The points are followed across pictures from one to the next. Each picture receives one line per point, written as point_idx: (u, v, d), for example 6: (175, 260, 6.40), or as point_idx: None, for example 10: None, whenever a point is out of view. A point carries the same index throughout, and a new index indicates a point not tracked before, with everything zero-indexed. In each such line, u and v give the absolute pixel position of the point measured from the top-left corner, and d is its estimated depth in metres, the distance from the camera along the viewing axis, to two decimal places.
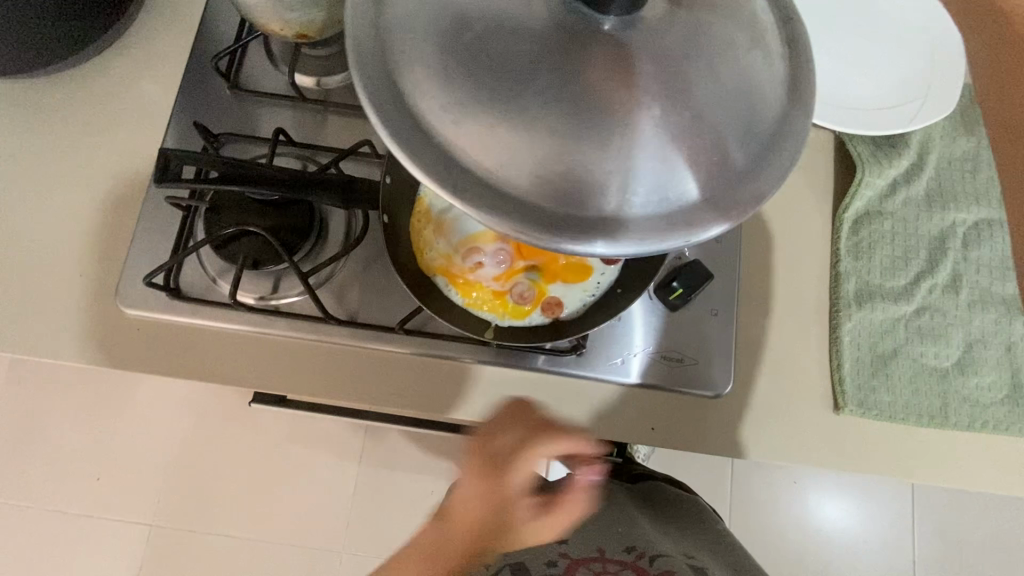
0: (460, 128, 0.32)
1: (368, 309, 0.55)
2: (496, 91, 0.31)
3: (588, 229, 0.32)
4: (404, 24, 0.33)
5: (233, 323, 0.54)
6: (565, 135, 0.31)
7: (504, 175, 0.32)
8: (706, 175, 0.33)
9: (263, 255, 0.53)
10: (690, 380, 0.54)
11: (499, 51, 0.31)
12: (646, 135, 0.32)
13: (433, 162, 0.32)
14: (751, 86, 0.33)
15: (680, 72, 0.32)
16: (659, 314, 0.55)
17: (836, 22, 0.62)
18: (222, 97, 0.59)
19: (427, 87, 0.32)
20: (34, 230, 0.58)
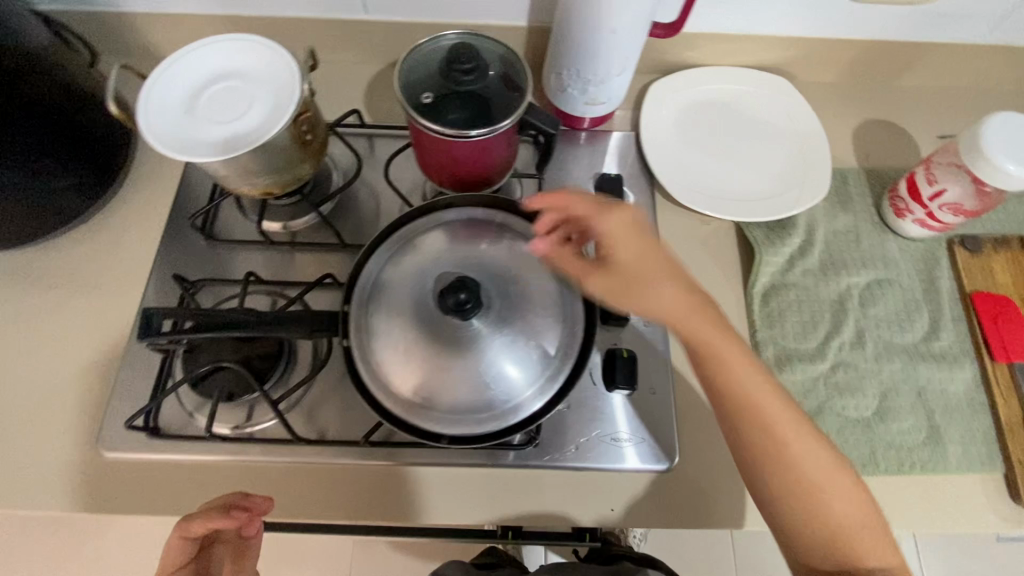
0: (425, 387, 0.52)
1: (338, 426, 0.59)
2: (432, 358, 0.52)
3: (483, 425, 0.52)
4: (372, 340, 0.54)
5: (208, 454, 0.58)
6: (478, 370, 0.51)
7: (458, 402, 0.51)
8: (549, 349, 0.53)
9: (235, 388, 0.58)
10: (637, 460, 0.58)
11: (422, 332, 0.53)
12: (515, 350, 0.52)
13: (418, 412, 0.52)
14: (544, 294, 0.55)
15: (510, 311, 0.53)
16: (605, 399, 0.60)
17: (718, 131, 0.75)
18: (199, 247, 0.67)
19: (394, 369, 0.52)
20: (19, 388, 0.62)
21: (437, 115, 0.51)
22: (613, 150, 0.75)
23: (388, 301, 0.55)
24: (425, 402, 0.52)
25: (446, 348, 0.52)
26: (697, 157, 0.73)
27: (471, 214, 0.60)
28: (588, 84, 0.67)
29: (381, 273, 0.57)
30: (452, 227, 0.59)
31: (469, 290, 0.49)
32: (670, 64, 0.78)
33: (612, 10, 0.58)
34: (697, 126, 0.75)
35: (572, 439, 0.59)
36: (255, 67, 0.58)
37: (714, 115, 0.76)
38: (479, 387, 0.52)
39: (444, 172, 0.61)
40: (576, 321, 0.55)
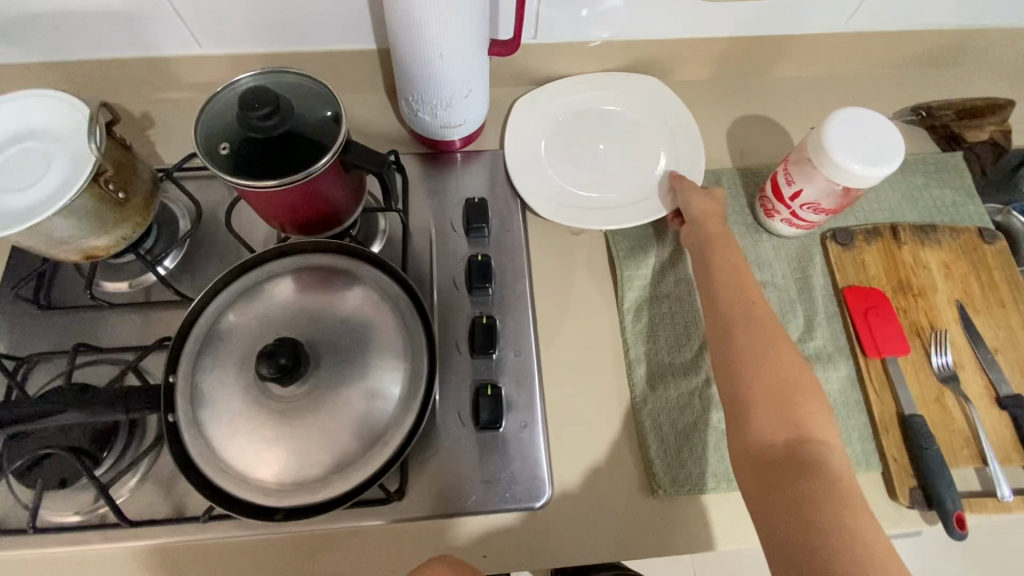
0: (266, 464, 0.48)
1: (191, 499, 0.56)
2: (270, 430, 0.48)
3: (323, 492, 0.48)
4: (205, 419, 0.49)
5: (44, 546, 0.54)
6: (320, 434, 0.48)
7: (305, 472, 0.48)
8: (393, 395, 0.50)
9: (66, 471, 0.54)
10: (505, 499, 0.57)
11: (256, 403, 0.49)
12: (357, 403, 0.49)
13: (258, 489, 0.48)
14: (381, 336, 0.52)
15: (345, 362, 0.50)
16: (472, 440, 0.58)
17: (586, 138, 0.73)
18: (33, 317, 0.62)
19: (232, 446, 0.48)
20: None
21: (254, 170, 0.48)
22: (480, 171, 0.72)
23: (220, 373, 0.51)
24: (268, 479, 0.48)
25: (277, 415, 0.48)
26: (567, 167, 0.71)
27: (308, 261, 0.56)
28: (437, 110, 0.64)
29: (213, 336, 0.53)
30: (289, 277, 0.55)
31: (285, 351, 0.46)
32: (536, 75, 0.76)
33: (435, 42, 0.55)
34: (565, 136, 0.73)
35: (438, 485, 0.57)
36: (53, 121, 0.54)
37: (582, 123, 0.74)
38: (315, 453, 0.48)
39: (284, 220, 0.58)
40: (422, 363, 0.51)
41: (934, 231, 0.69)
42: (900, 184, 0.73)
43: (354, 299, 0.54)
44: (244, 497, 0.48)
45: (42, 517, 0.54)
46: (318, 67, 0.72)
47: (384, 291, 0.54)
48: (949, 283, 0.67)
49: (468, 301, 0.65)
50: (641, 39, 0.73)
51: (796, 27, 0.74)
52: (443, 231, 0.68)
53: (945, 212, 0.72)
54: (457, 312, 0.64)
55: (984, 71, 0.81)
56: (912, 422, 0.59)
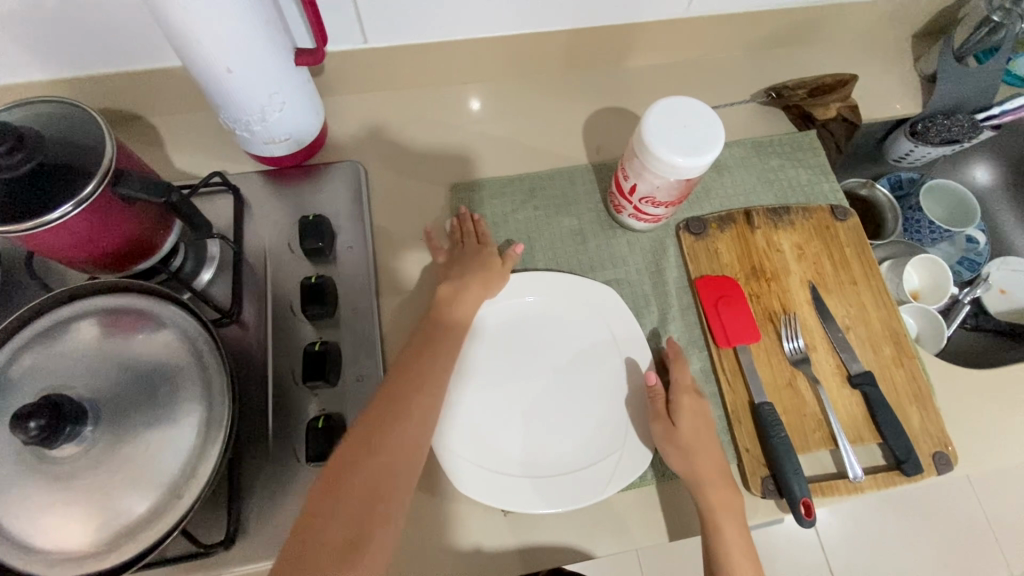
0: (44, 531, 0.44)
1: None
2: (46, 493, 0.44)
3: (111, 556, 0.44)
4: None
5: None
6: (105, 491, 0.45)
7: (90, 533, 0.44)
8: (190, 437, 0.47)
9: None
10: None
11: (28, 466, 0.45)
12: (148, 452, 0.46)
13: (40, 557, 0.44)
14: (176, 376, 0.49)
15: (134, 409, 0.47)
16: (311, 476, 0.55)
17: (518, 399, 0.58)
18: None
19: (3, 516, 0.44)
20: None
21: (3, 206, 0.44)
22: (320, 186, 0.68)
23: None
24: (49, 544, 0.44)
25: (51, 479, 0.44)
26: (507, 456, 0.56)
27: (98, 303, 0.52)
28: (253, 127, 0.60)
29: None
30: (75, 326, 0.51)
31: (42, 411, 0.42)
32: (377, 81, 0.72)
33: (217, 57, 0.51)
34: (482, 386, 0.58)
35: (272, 530, 0.54)
36: None
37: (499, 356, 0.60)
38: (99, 516, 0.44)
39: (82, 260, 0.53)
40: (222, 403, 0.49)
41: (786, 213, 0.69)
42: (755, 167, 0.73)
43: (150, 338, 0.51)
44: (22, 569, 0.44)
45: None
46: (134, 87, 0.67)
47: (183, 330, 0.51)
48: (802, 264, 0.66)
49: (306, 325, 0.61)
50: (482, 37, 0.70)
51: (641, 13, 0.72)
52: (279, 253, 0.64)
53: (799, 193, 0.72)
54: (292, 341, 0.60)
55: (833, 50, 0.82)
56: (761, 410, 0.58)
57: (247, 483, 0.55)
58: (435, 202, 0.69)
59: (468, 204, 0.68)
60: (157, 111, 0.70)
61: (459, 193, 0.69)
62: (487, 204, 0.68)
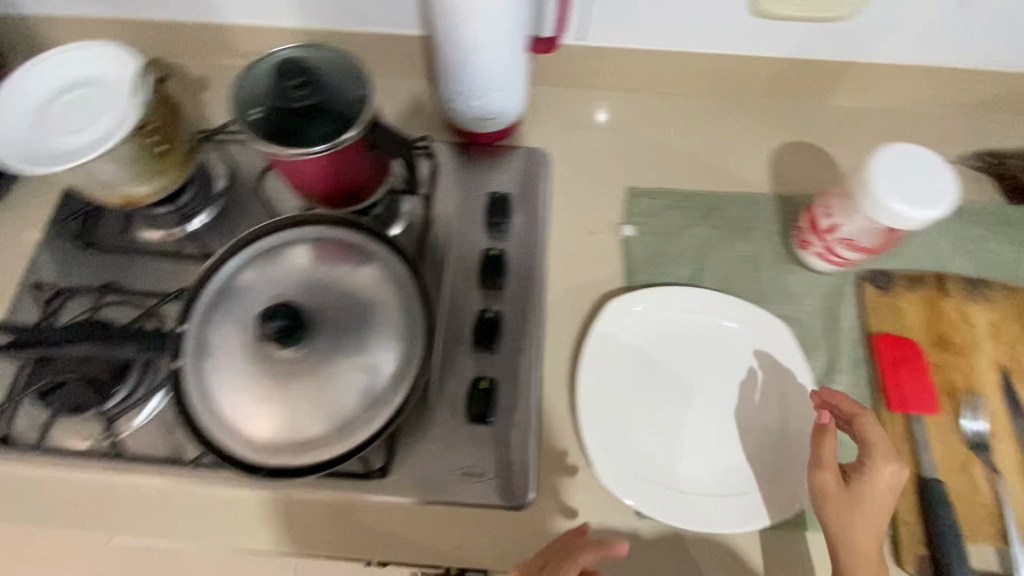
0: (254, 419, 0.50)
1: (183, 444, 0.57)
2: (263, 386, 0.50)
3: (304, 454, 0.49)
4: (204, 367, 0.52)
5: (47, 466, 0.56)
6: (310, 397, 0.50)
7: (290, 431, 0.50)
8: (383, 369, 0.51)
9: (73, 399, 0.56)
10: (481, 495, 0.56)
11: (253, 359, 0.51)
12: (348, 373, 0.51)
13: (247, 440, 0.50)
14: (380, 311, 0.53)
15: (343, 332, 0.52)
16: (460, 432, 0.58)
17: (670, 412, 0.58)
18: (69, 254, 0.65)
19: (226, 397, 0.50)
20: None
21: (282, 135, 0.49)
22: (507, 165, 0.71)
23: (226, 325, 0.53)
24: (256, 431, 0.50)
25: (268, 374, 0.50)
26: (651, 462, 0.56)
27: (322, 231, 0.58)
28: (470, 100, 0.64)
29: (225, 295, 0.55)
30: (302, 247, 0.57)
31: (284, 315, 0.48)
32: (576, 75, 0.75)
33: (468, 30, 0.55)
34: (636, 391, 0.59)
35: (418, 473, 0.56)
36: (111, 72, 0.57)
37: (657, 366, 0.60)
38: (301, 416, 0.50)
39: (313, 189, 0.58)
40: (415, 345, 0.52)
41: (984, 287, 0.64)
42: (954, 231, 0.68)
43: (361, 272, 0.55)
44: (230, 447, 0.50)
45: (48, 439, 0.57)
46: (365, 45, 0.73)
47: (390, 270, 0.55)
48: (996, 345, 0.61)
49: (476, 292, 0.64)
50: (692, 52, 0.72)
51: (857, 50, 0.70)
52: (460, 221, 0.68)
53: (1002, 268, 0.66)
54: (462, 303, 0.63)
55: None
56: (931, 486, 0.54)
57: (405, 424, 0.58)
58: (612, 199, 0.70)
59: (644, 208, 0.69)
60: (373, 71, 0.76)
61: (637, 196, 0.70)
62: (664, 212, 0.69)
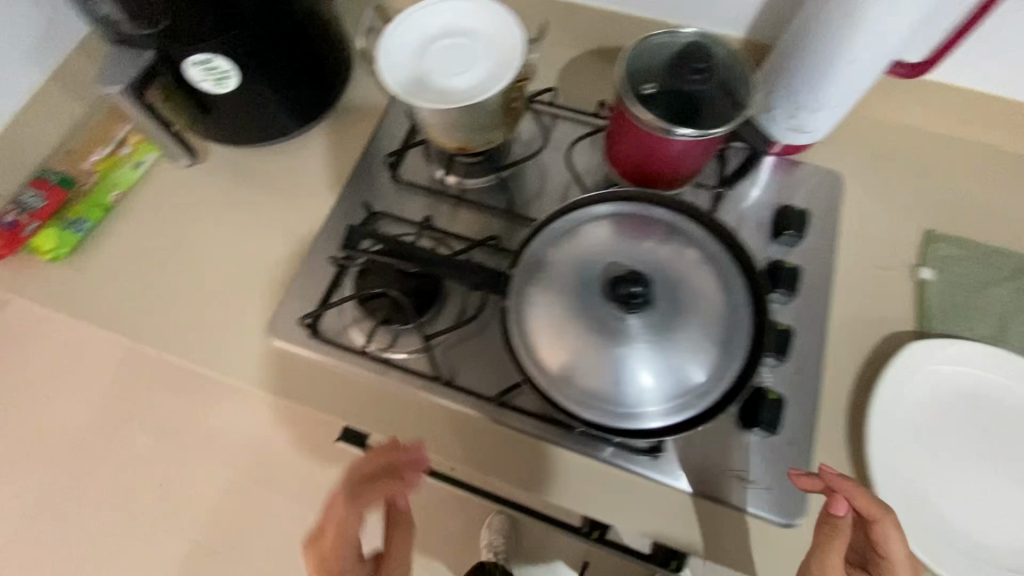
0: (579, 375, 0.52)
1: (473, 377, 0.62)
2: (593, 347, 0.52)
3: (623, 420, 0.51)
4: (533, 314, 0.54)
5: (354, 365, 0.63)
6: (637, 368, 0.51)
7: (612, 395, 0.51)
8: (709, 358, 0.51)
9: (399, 316, 0.62)
10: (751, 501, 0.56)
11: (585, 319, 0.53)
12: (676, 354, 0.51)
13: (569, 394, 0.52)
14: (709, 298, 0.53)
15: (675, 312, 0.52)
16: (738, 435, 0.58)
17: (957, 471, 0.57)
18: (384, 182, 0.72)
19: (554, 348, 0.53)
20: (223, 265, 0.70)
21: (669, 113, 0.51)
22: (801, 181, 0.70)
23: (555, 279, 0.55)
24: (578, 387, 0.52)
25: (600, 334, 0.52)
26: (934, 516, 0.55)
27: (648, 207, 0.58)
28: (799, 111, 0.63)
29: (552, 247, 0.57)
30: (631, 218, 0.57)
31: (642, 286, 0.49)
32: (885, 103, 0.72)
33: (853, 44, 0.54)
34: (923, 440, 0.58)
35: (691, 463, 0.57)
36: (484, 24, 0.61)
37: (949, 424, 0.58)
38: (626, 384, 0.51)
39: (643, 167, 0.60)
40: (740, 341, 0.52)
41: None
42: None
43: (690, 254, 0.55)
44: (552, 395, 0.52)
45: (357, 342, 0.64)
46: None
47: (719, 259, 0.55)
48: None
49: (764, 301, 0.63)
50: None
51: None
52: (752, 228, 0.66)
53: None
54: None
55: None
56: None
57: None
58: (907, 238, 0.68)
59: (945, 255, 0.66)
60: None
61: (937, 241, 0.67)
62: (966, 261, 0.65)
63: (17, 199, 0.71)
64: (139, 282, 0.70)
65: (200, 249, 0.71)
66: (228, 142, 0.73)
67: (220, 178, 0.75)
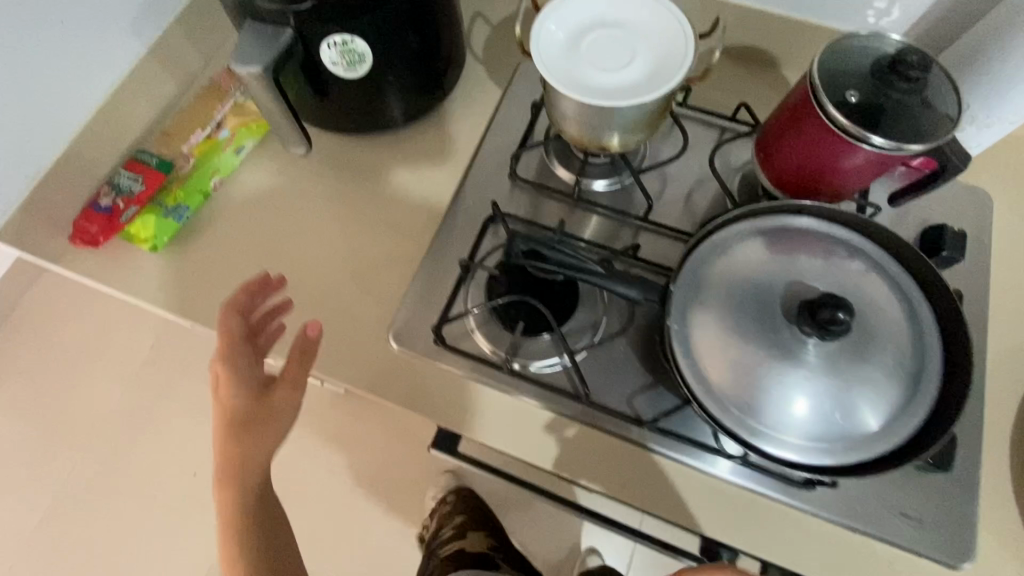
0: (757, 405, 0.48)
1: (618, 396, 0.57)
2: (775, 376, 0.48)
3: (813, 457, 0.47)
4: (704, 335, 0.50)
5: (485, 377, 0.59)
6: (824, 402, 0.47)
7: (794, 429, 0.47)
8: (899, 395, 0.48)
9: (532, 324, 0.57)
10: (918, 542, 0.52)
11: (765, 344, 0.48)
12: (866, 389, 0.47)
13: (745, 424, 0.48)
14: (896, 330, 0.49)
15: (864, 342, 0.48)
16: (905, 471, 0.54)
17: None
18: (508, 183, 0.69)
19: (730, 374, 0.49)
20: (331, 261, 0.66)
21: (870, 122, 0.48)
22: (951, 199, 0.66)
23: (726, 297, 0.51)
24: (755, 418, 0.48)
25: (788, 364, 0.48)
26: None
27: (820, 223, 0.54)
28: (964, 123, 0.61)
29: (717, 261, 0.52)
30: (803, 236, 0.53)
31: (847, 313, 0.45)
32: None
33: None
34: None
35: (852, 498, 0.54)
36: (644, 15, 0.57)
37: None
38: (817, 417, 0.47)
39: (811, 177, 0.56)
40: (931, 378, 0.48)
41: None
42: None
43: (870, 279, 0.51)
44: (727, 424, 0.48)
45: (489, 353, 0.59)
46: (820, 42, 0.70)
47: (901, 287, 0.51)
48: None
49: None
50: None
51: None
52: None
53: None
54: None
55: None
56: None
57: None
58: None
59: None
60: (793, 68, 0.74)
61: None
62: None
63: (111, 181, 0.67)
64: (244, 276, 0.65)
65: (307, 243, 0.67)
66: (340, 130, 0.69)
67: (326, 168, 0.71)
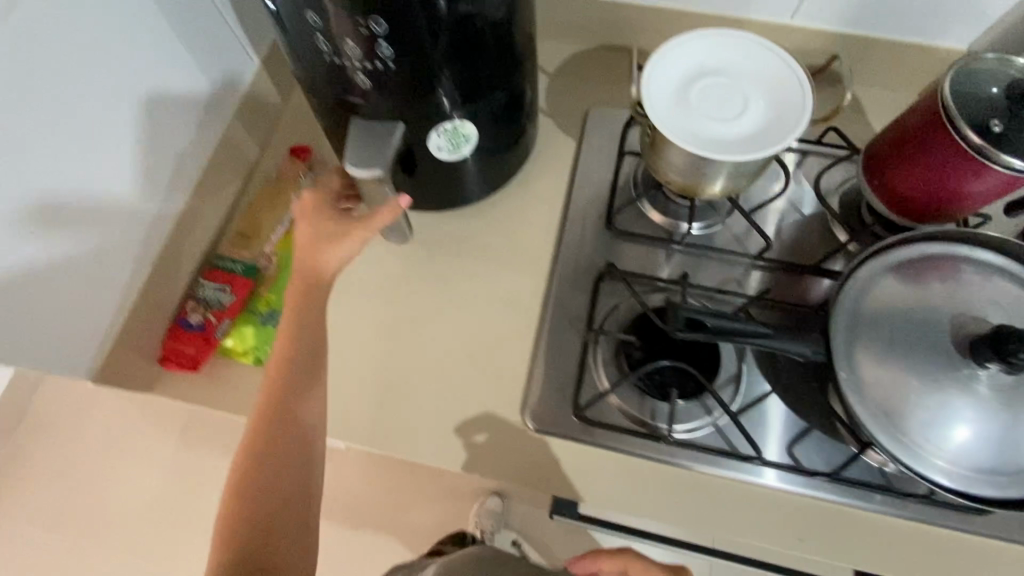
0: (947, 447, 0.47)
1: (779, 449, 0.56)
2: (960, 416, 0.47)
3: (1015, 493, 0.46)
4: (876, 381, 0.49)
5: (638, 449, 0.57)
6: (1015, 436, 0.47)
7: (989, 467, 0.47)
8: None
9: (684, 387, 0.56)
10: None
11: (942, 384, 0.48)
12: None
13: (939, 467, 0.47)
14: None
15: None
16: None
17: None
18: (611, 239, 0.66)
19: (913, 418, 0.48)
20: (443, 346, 0.63)
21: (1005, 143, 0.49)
22: None
23: (890, 339, 0.50)
24: (948, 460, 0.47)
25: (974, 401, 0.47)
26: None
27: (959, 251, 0.54)
28: None
29: (870, 302, 0.52)
30: (944, 262, 0.53)
31: None
32: None
33: None
34: None
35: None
36: (746, 63, 0.56)
37: None
38: (1015, 450, 0.47)
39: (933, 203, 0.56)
40: None
41: None
42: None
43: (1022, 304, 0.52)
44: (921, 470, 0.47)
45: (636, 423, 0.57)
46: (892, 57, 0.70)
47: None
48: None
49: None
50: None
51: None
52: None
53: None
54: None
55: None
56: None
57: None
58: None
59: None
60: (865, 81, 0.73)
61: None
62: None
63: (197, 295, 0.63)
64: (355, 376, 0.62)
65: (413, 331, 0.64)
66: (428, 206, 0.67)
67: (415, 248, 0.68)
